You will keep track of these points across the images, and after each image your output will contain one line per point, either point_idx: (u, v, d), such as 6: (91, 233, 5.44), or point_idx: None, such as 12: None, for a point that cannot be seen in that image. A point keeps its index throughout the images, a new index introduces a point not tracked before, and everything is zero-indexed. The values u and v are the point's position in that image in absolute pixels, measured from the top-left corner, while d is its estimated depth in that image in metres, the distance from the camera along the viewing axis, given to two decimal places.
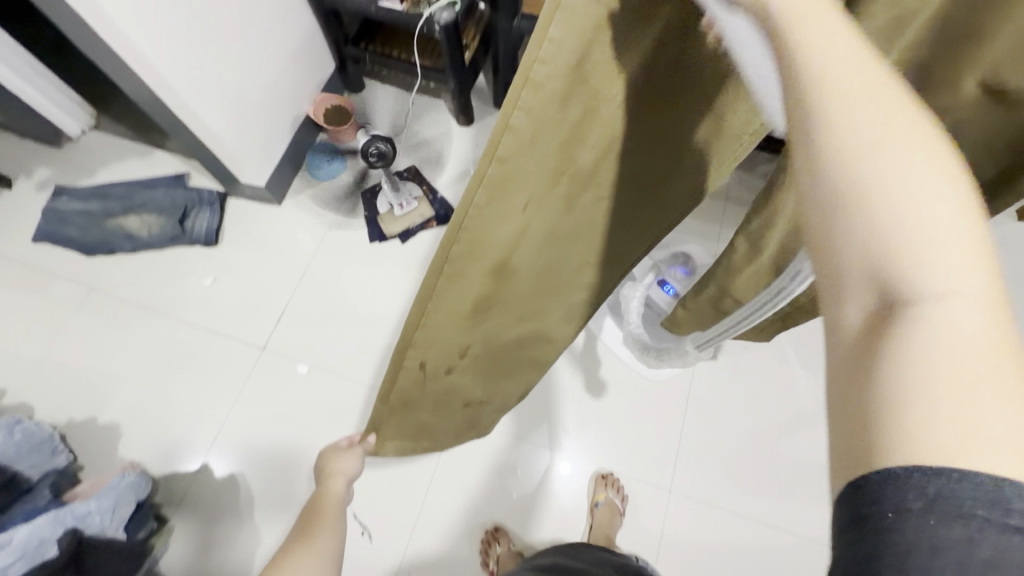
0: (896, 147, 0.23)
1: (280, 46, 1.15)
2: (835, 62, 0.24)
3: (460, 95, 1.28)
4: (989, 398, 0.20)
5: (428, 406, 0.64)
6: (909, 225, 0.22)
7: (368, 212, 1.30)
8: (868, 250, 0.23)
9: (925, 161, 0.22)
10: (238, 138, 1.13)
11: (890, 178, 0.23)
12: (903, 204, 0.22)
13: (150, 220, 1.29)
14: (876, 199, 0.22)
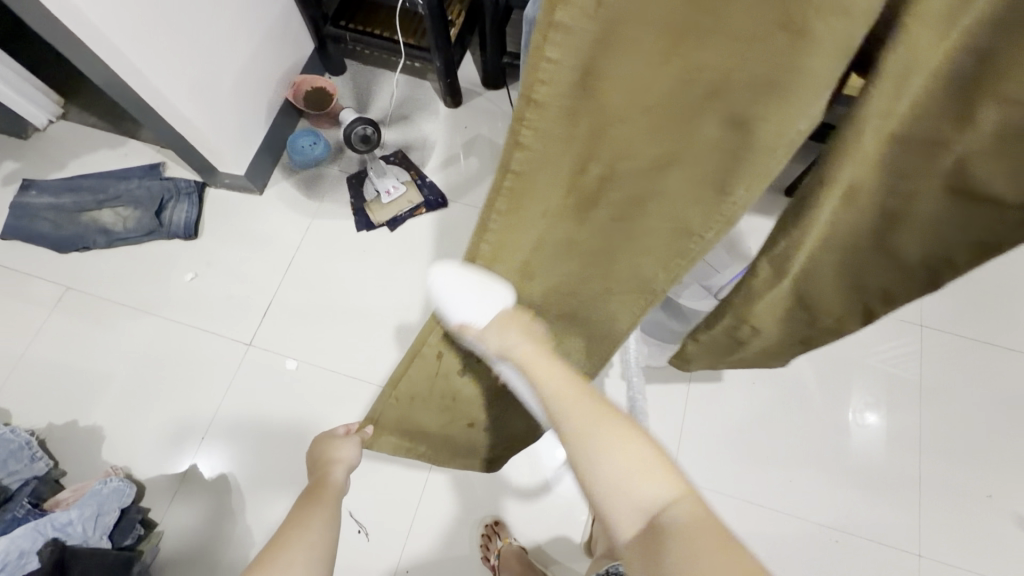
0: (592, 431, 0.45)
1: (253, 25, 1.09)
2: (556, 391, 0.48)
3: (446, 76, 1.22)
4: (703, 552, 0.36)
5: (432, 410, 0.63)
6: (618, 466, 0.43)
7: (355, 200, 1.25)
8: (611, 485, 0.43)
9: (615, 428, 0.45)
10: (213, 126, 1.07)
11: (594, 440, 0.45)
12: (611, 456, 0.44)
13: (125, 213, 1.23)
14: (600, 449, 0.44)
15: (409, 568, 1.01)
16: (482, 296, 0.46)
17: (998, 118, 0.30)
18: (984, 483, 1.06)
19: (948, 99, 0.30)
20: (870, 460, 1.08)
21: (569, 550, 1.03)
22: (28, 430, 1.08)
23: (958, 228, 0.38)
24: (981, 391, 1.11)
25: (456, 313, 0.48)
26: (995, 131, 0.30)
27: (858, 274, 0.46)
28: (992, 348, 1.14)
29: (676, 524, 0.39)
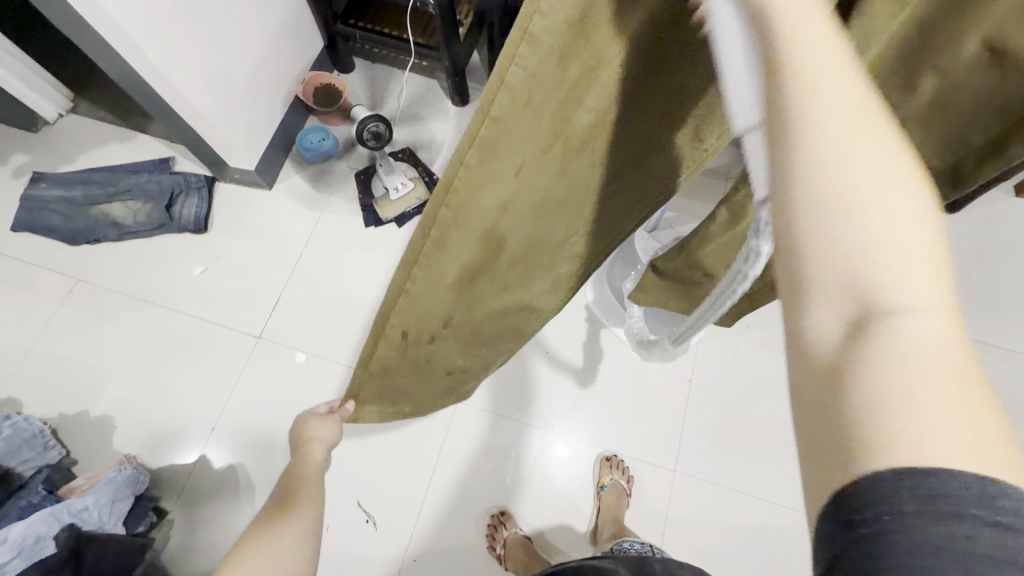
0: (855, 124, 0.23)
1: (267, 22, 1.11)
2: (817, 76, 0.22)
3: (454, 74, 1.24)
4: (935, 401, 0.20)
5: (411, 370, 0.58)
6: (877, 236, 0.22)
7: (363, 197, 1.26)
8: (852, 252, 0.22)
9: (896, 175, 0.22)
10: (226, 122, 1.09)
11: (854, 175, 0.22)
12: (871, 214, 0.22)
13: (135, 207, 1.24)
14: (845, 197, 0.22)
15: (417, 556, 1.03)
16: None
17: (934, 89, 0.37)
18: None
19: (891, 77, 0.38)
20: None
21: (573, 540, 1.04)
22: (38, 420, 1.10)
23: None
24: None
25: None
26: (931, 99, 0.38)
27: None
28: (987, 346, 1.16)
29: (913, 352, 0.21)
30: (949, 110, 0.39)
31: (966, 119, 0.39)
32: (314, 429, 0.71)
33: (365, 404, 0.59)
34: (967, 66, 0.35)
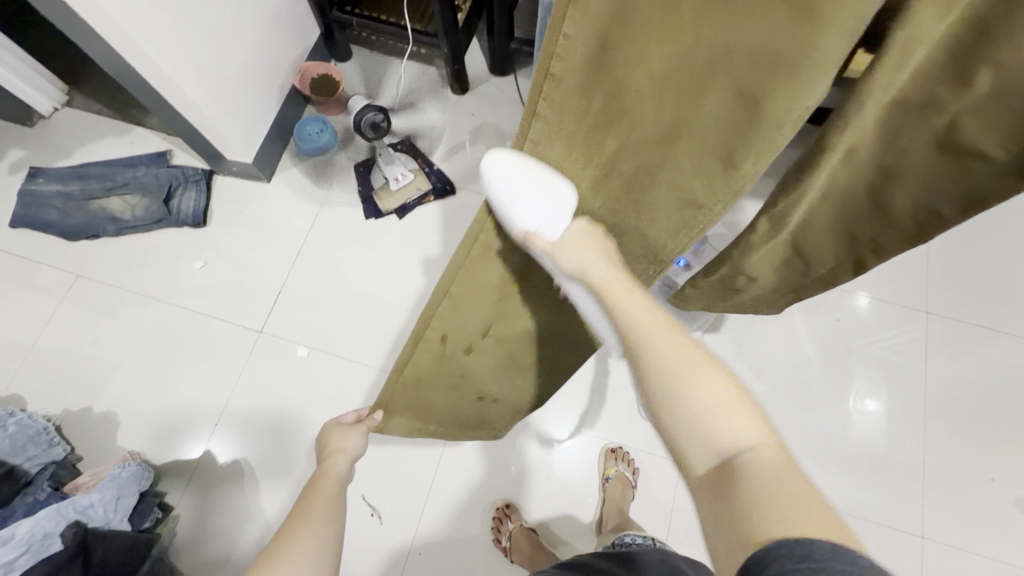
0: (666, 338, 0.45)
1: (261, 11, 1.08)
2: (637, 320, 0.47)
3: (454, 62, 1.22)
4: (781, 489, 0.36)
5: (442, 388, 0.73)
6: (704, 409, 0.41)
7: (363, 188, 1.25)
8: (697, 425, 0.41)
9: (711, 374, 0.43)
10: (222, 113, 1.07)
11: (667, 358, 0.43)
12: (701, 403, 0.41)
13: (134, 201, 1.23)
14: (685, 397, 0.42)
15: (422, 550, 1.03)
16: (551, 204, 0.50)
17: (996, 76, 0.33)
18: (988, 468, 1.07)
19: (947, 70, 0.34)
20: (872, 444, 1.09)
21: (577, 532, 1.04)
22: (43, 416, 1.10)
23: (951, 187, 0.41)
24: (986, 375, 1.12)
25: (522, 216, 0.51)
26: (992, 89, 0.34)
27: (843, 233, 0.50)
28: (994, 333, 1.15)
29: (752, 467, 0.38)
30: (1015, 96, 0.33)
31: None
32: (342, 440, 0.72)
33: (392, 412, 0.75)
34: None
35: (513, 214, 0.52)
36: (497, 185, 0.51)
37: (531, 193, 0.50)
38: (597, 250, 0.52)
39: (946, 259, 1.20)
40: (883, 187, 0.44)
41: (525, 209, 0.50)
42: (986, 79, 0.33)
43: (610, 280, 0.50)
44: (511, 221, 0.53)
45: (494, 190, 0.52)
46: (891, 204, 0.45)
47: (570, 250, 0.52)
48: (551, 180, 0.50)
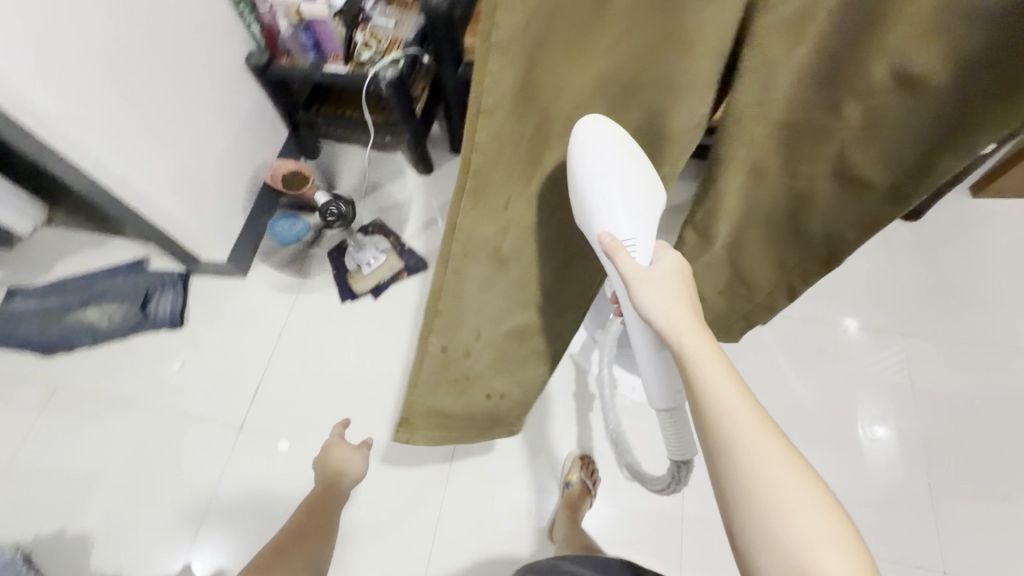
0: (744, 416, 0.41)
1: (228, 120, 1.16)
2: (717, 389, 0.42)
3: (416, 146, 1.29)
4: None
5: (455, 395, 0.71)
6: (798, 516, 0.38)
7: (337, 271, 1.28)
8: (778, 531, 0.38)
9: (794, 471, 0.39)
10: (194, 217, 1.11)
11: (747, 435, 0.41)
12: (780, 499, 0.39)
13: (111, 310, 1.25)
14: (762, 488, 0.39)
15: None
16: (639, 205, 0.47)
17: (861, 114, 0.42)
18: (997, 488, 1.04)
19: (819, 101, 0.42)
20: (876, 473, 1.06)
21: None
22: (13, 545, 1.04)
23: (853, 206, 0.51)
24: (978, 390, 1.12)
25: (602, 218, 0.46)
26: (864, 121, 0.43)
27: (779, 247, 0.59)
28: (978, 348, 1.16)
29: None
30: (883, 132, 0.43)
31: (896, 143, 0.43)
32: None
33: (415, 426, 0.75)
34: (883, 90, 0.40)
35: (591, 201, 0.46)
36: (579, 149, 0.43)
37: (604, 184, 0.45)
38: (683, 285, 0.49)
39: (918, 280, 1.22)
40: (798, 210, 0.53)
41: (599, 207, 0.46)
42: (856, 119, 0.43)
43: (686, 324, 0.46)
44: (589, 223, 0.47)
45: (575, 154, 0.43)
46: (808, 224, 0.55)
47: (652, 288, 0.47)
48: (630, 159, 0.45)
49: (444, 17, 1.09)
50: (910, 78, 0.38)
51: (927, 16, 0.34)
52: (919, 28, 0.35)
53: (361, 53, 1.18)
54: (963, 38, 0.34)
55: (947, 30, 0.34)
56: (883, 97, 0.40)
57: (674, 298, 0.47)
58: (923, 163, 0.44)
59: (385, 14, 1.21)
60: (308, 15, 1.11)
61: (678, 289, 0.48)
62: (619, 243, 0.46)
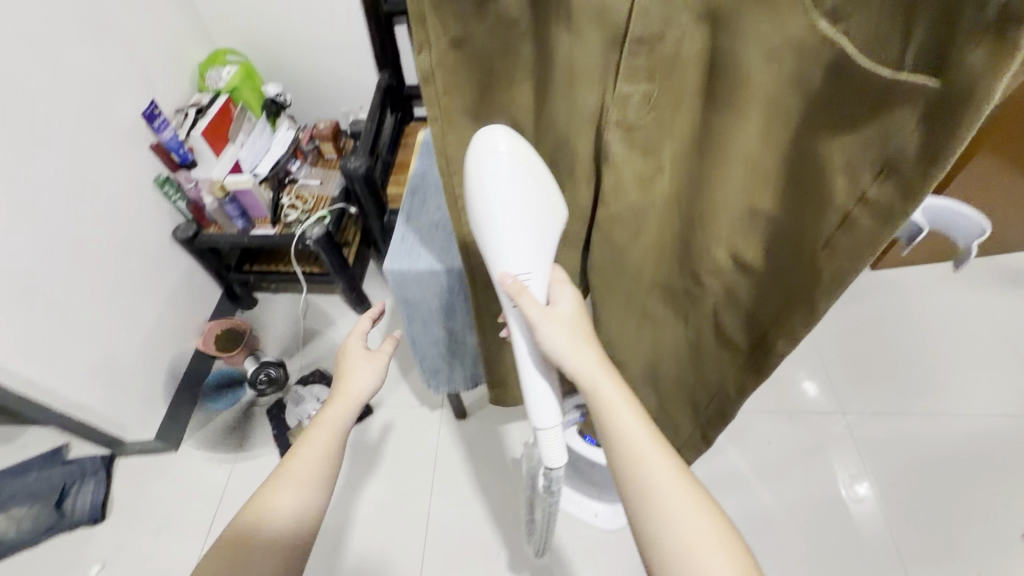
0: (649, 450, 0.44)
1: (154, 295, 1.16)
2: (626, 437, 0.44)
3: (351, 290, 1.31)
4: None
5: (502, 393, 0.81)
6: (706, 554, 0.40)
7: (278, 428, 1.21)
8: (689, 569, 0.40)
9: (702, 511, 0.42)
10: (113, 400, 1.07)
11: (651, 468, 0.43)
12: (690, 539, 0.41)
13: (20, 515, 1.12)
14: (672, 529, 0.41)
15: None
16: (546, 240, 0.43)
17: (719, 285, 0.46)
18: (970, 558, 1.02)
19: (681, 264, 0.48)
20: (853, 555, 1.04)
21: None
22: None
23: (735, 366, 0.52)
24: (934, 452, 1.13)
25: (504, 257, 0.44)
26: (724, 291, 0.46)
27: (687, 387, 0.62)
28: (931, 411, 1.18)
29: None
30: (736, 303, 0.46)
31: (753, 313, 0.46)
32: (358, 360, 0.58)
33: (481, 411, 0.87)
34: (727, 268, 0.44)
35: (494, 239, 0.43)
36: (477, 170, 0.39)
37: (518, 210, 0.41)
38: (585, 323, 0.48)
39: (856, 346, 1.27)
40: (695, 353, 0.56)
41: (501, 243, 0.43)
42: (715, 287, 0.47)
43: (597, 369, 0.46)
44: (492, 262, 0.45)
45: (473, 171, 0.39)
46: (707, 370, 0.56)
47: (555, 326, 0.46)
48: (538, 187, 0.41)
49: (365, 178, 1.16)
50: (742, 261, 0.42)
51: (739, 212, 0.39)
52: (735, 220, 0.40)
53: (287, 215, 1.25)
54: (771, 230, 0.39)
55: (753, 222, 0.39)
56: (728, 273, 0.44)
57: (579, 337, 0.47)
58: (767, 339, 0.46)
59: (309, 175, 1.32)
60: (234, 189, 1.18)
61: (581, 329, 0.48)
62: (521, 283, 0.45)
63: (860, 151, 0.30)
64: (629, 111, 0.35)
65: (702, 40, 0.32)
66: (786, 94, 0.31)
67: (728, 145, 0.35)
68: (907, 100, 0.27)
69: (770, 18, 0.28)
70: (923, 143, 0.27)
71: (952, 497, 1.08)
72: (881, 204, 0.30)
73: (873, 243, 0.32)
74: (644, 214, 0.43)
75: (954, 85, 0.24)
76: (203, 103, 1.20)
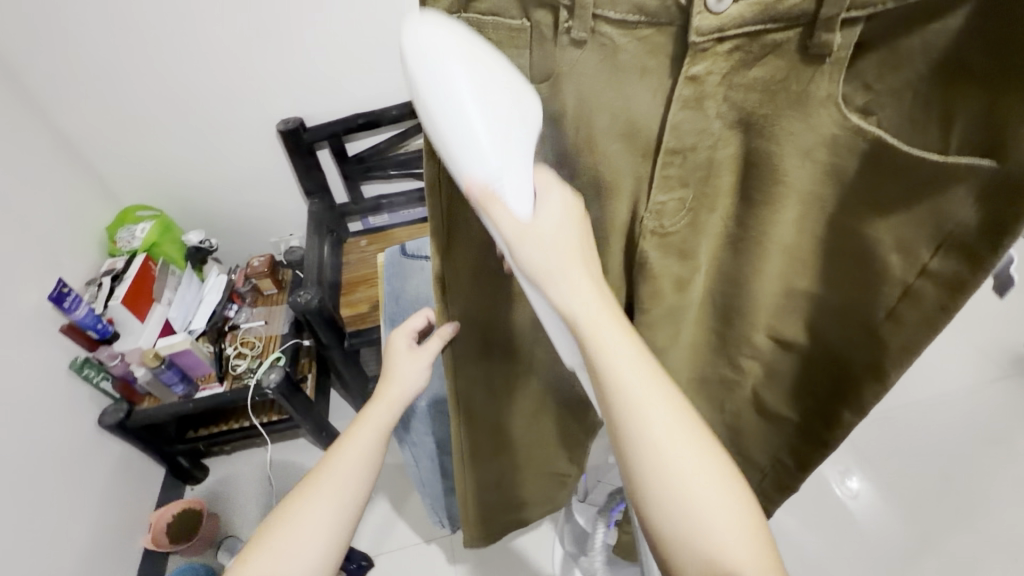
0: (676, 432, 0.30)
1: (83, 499, 0.98)
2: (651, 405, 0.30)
3: (319, 430, 1.16)
4: None
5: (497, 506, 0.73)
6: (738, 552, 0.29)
7: None
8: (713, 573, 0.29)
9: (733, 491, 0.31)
10: None
11: (681, 462, 0.30)
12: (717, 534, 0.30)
13: None
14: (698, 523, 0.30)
15: None
16: (523, 132, 0.28)
17: (758, 365, 0.45)
18: None
19: (716, 356, 0.46)
20: None
21: None
22: None
23: (793, 444, 0.49)
24: None
25: (468, 151, 0.27)
26: (762, 371, 0.45)
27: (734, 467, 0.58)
28: None
29: None
30: (779, 382, 0.45)
31: (796, 391, 0.45)
32: (399, 358, 0.56)
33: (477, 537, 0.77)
34: (766, 349, 0.43)
35: (446, 134, 0.27)
36: (425, 78, 0.26)
37: (479, 103, 0.26)
38: (584, 238, 0.31)
39: None
40: (735, 437, 0.54)
41: (464, 136, 0.27)
42: (754, 370, 0.45)
43: (606, 314, 0.30)
44: (450, 163, 0.28)
45: (416, 62, 0.26)
46: (750, 448, 0.54)
47: (547, 251, 0.29)
48: (503, 81, 0.28)
49: (320, 308, 1.06)
50: (782, 340, 0.42)
51: (776, 298, 0.39)
52: (774, 306, 0.39)
53: (236, 365, 1.12)
54: (812, 308, 0.38)
55: (794, 306, 0.39)
56: (766, 354, 0.43)
57: (576, 262, 0.30)
58: (830, 417, 0.43)
59: (252, 317, 1.21)
60: (170, 352, 1.05)
61: (582, 251, 0.31)
62: (495, 192, 0.28)
63: (914, 228, 0.30)
64: (665, 218, 0.33)
65: (732, 147, 0.31)
66: (820, 187, 0.31)
67: (766, 240, 0.34)
68: (965, 179, 0.27)
69: (802, 124, 0.29)
70: (984, 216, 0.28)
71: None
72: (943, 276, 0.30)
73: (943, 314, 0.32)
74: (682, 314, 0.40)
75: (1020, 164, 0.25)
76: (119, 266, 1.09)
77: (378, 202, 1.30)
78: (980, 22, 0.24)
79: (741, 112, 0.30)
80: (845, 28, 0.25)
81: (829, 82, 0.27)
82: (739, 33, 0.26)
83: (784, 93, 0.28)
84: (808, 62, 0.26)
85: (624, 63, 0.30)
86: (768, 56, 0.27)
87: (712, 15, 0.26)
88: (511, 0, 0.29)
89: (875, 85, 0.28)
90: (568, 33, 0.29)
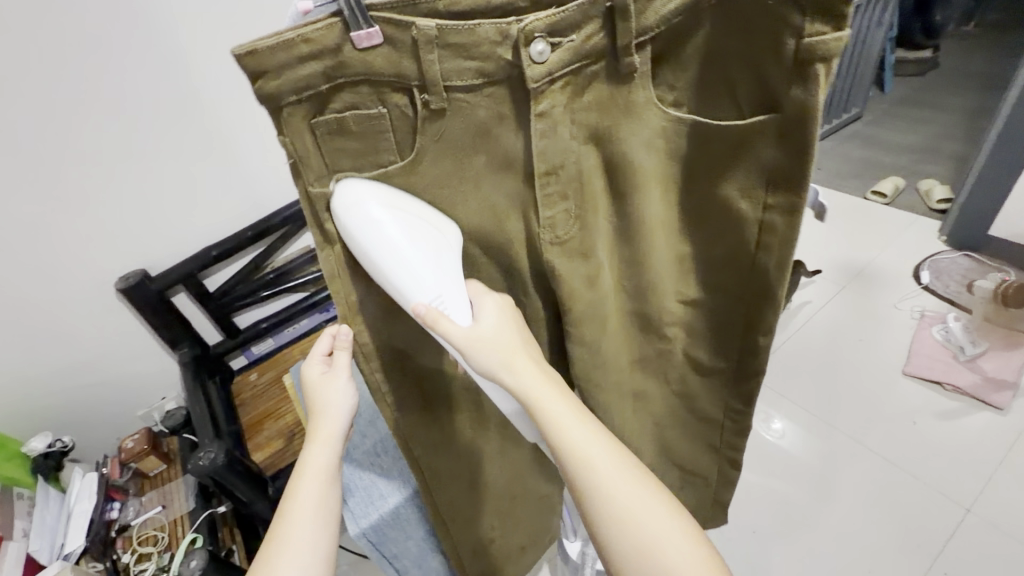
0: (594, 444, 0.40)
1: None
2: (549, 419, 0.39)
3: None
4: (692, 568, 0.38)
5: (484, 549, 0.71)
6: (630, 498, 0.39)
7: None
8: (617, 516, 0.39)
9: (616, 455, 0.40)
10: None
11: (598, 467, 0.39)
12: (614, 491, 0.39)
13: None
14: (598, 482, 0.39)
15: None
16: (452, 260, 0.40)
17: (678, 328, 0.54)
18: (903, 415, 1.17)
19: (644, 332, 0.53)
20: (826, 477, 1.11)
21: None
22: None
23: (726, 389, 0.58)
24: (813, 356, 1.31)
25: (414, 284, 0.38)
26: (681, 330, 0.54)
27: (693, 429, 0.64)
28: (807, 322, 1.38)
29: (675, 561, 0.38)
30: (700, 336, 0.54)
31: (719, 338, 0.53)
32: (319, 389, 0.49)
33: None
34: (678, 310, 0.52)
35: (386, 266, 0.38)
36: (352, 222, 0.37)
37: (405, 240, 0.38)
38: (518, 329, 0.42)
39: None
40: (686, 398, 0.61)
41: (403, 267, 0.38)
42: (676, 334, 0.54)
43: (528, 370, 0.40)
44: (399, 296, 0.39)
45: (353, 227, 0.37)
46: (703, 406, 0.61)
47: (484, 347, 0.39)
48: (425, 225, 0.39)
49: (231, 463, 0.93)
50: (690, 301, 0.52)
51: (673, 266, 0.49)
52: (675, 272, 0.50)
53: (141, 570, 0.94)
54: (703, 264, 0.49)
55: (700, 262, 0.49)
56: (684, 315, 0.53)
57: (512, 354, 0.40)
58: (749, 346, 0.52)
59: (143, 508, 1.03)
60: None
61: (516, 338, 0.42)
62: (436, 309, 0.38)
63: (748, 178, 0.41)
64: (558, 228, 0.41)
65: (594, 155, 0.41)
66: (669, 166, 0.43)
67: (645, 221, 0.44)
68: (761, 130, 0.39)
69: (641, 121, 0.40)
70: (786, 152, 0.39)
71: (848, 376, 1.26)
72: (782, 205, 0.41)
73: (793, 231, 0.42)
74: (606, 307, 0.48)
75: (787, 114, 0.37)
76: None
77: (260, 328, 1.21)
78: (719, 31, 0.37)
79: (591, 127, 0.39)
80: (639, 50, 0.37)
81: (643, 88, 0.39)
82: (564, 73, 0.36)
83: (617, 104, 0.39)
84: (623, 77, 0.38)
85: (480, 119, 0.38)
86: (593, 82, 0.38)
87: (538, 65, 0.35)
88: (361, 96, 0.36)
89: (677, 85, 0.39)
90: (427, 106, 0.36)
